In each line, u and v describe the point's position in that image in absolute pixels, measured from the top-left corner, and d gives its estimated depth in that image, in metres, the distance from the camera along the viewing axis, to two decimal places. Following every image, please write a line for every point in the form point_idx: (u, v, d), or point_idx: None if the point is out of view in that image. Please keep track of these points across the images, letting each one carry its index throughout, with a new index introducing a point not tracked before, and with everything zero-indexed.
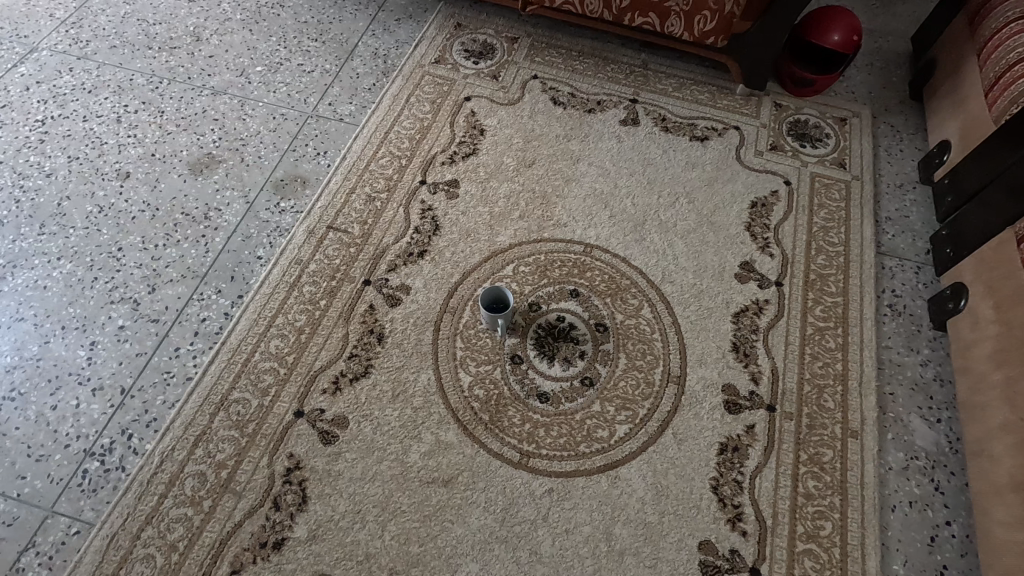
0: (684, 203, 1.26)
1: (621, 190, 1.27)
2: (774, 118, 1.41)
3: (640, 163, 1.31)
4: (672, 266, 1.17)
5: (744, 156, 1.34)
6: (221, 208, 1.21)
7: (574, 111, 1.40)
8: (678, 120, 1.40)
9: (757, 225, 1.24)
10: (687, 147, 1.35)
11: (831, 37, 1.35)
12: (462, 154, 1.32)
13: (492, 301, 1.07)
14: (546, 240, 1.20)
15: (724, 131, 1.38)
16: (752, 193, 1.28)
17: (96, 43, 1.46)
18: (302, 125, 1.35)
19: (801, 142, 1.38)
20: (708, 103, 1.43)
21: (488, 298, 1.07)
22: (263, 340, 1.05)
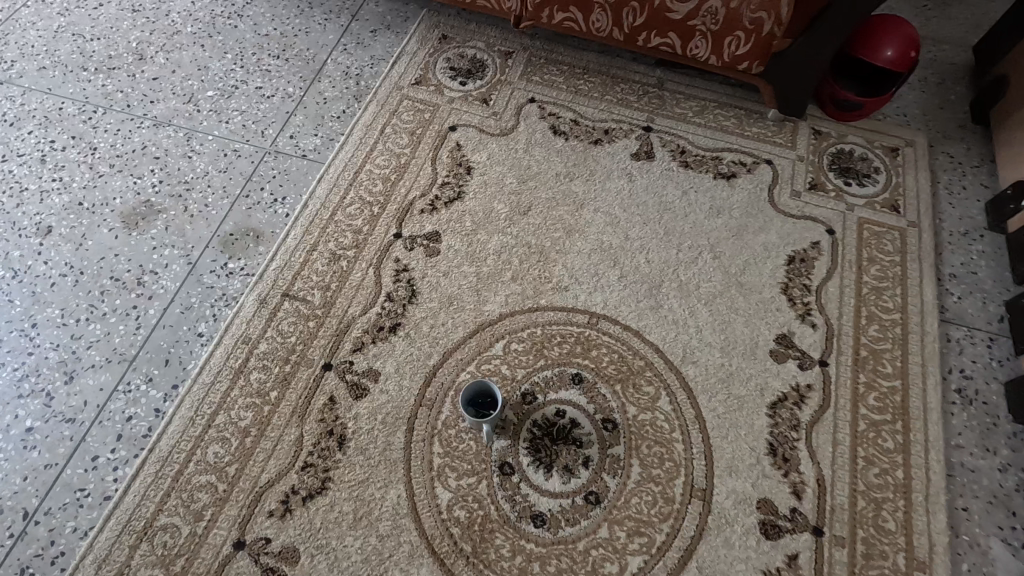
0: (708, 260, 1.06)
1: (633, 243, 1.07)
2: (814, 150, 1.20)
3: (656, 209, 1.11)
4: (694, 342, 0.98)
5: (779, 198, 1.14)
6: (158, 270, 1.02)
7: (577, 143, 1.19)
8: (699, 153, 1.19)
9: (795, 287, 1.04)
10: (711, 187, 1.14)
11: (884, 52, 1.13)
12: (445, 198, 1.11)
13: (477, 396, 0.89)
14: (544, 308, 1.00)
15: (754, 165, 1.17)
16: (789, 246, 1.08)
17: (23, 63, 1.26)
18: (257, 163, 1.15)
19: (846, 178, 1.17)
20: (736, 131, 1.22)
21: (471, 393, 0.88)
22: (199, 446, 0.87)
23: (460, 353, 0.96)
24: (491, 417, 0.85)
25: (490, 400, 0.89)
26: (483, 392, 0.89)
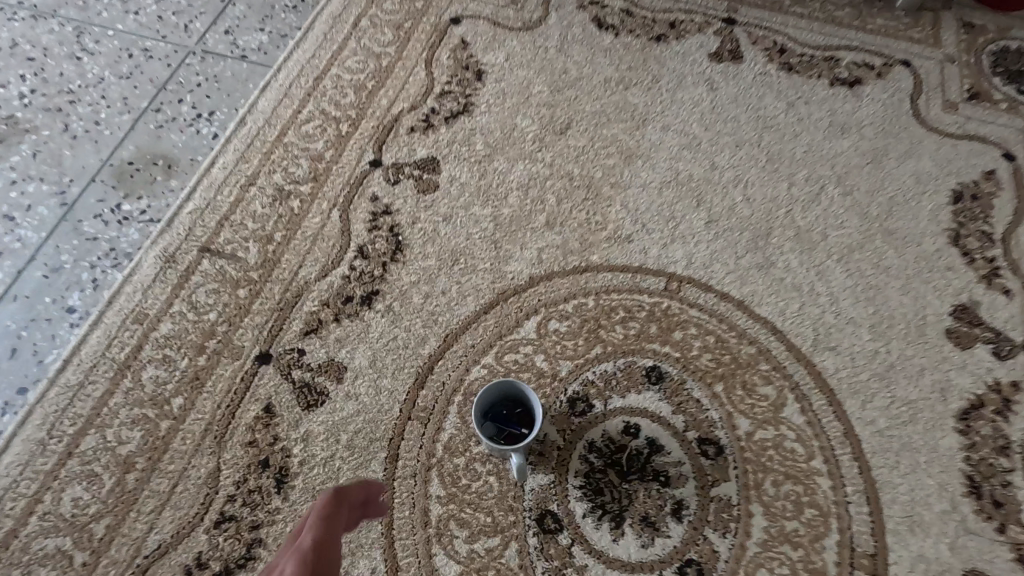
0: (836, 198, 0.72)
1: (723, 174, 0.73)
2: (968, 47, 0.85)
3: (752, 128, 0.77)
4: (829, 318, 0.64)
5: (927, 111, 0.78)
6: (16, 215, 0.68)
7: (632, 39, 0.84)
8: (807, 52, 0.83)
9: (970, 235, 0.69)
10: (828, 97, 0.80)
11: None
12: (447, 113, 0.77)
13: (502, 400, 0.55)
14: (596, 269, 0.66)
15: (885, 69, 0.82)
16: (953, 177, 0.73)
17: None
18: (175, 66, 0.80)
19: (1020, 85, 0.81)
20: (855, 24, 0.86)
21: (491, 396, 0.54)
22: (52, 489, 0.54)
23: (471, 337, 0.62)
24: (522, 443, 0.51)
25: (524, 409, 0.55)
26: (511, 394, 0.55)
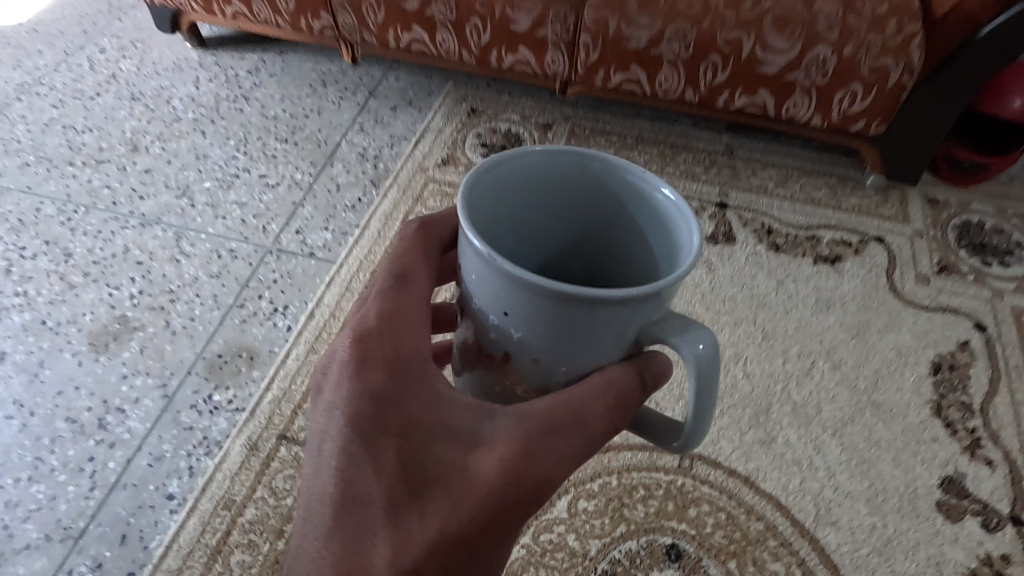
0: (826, 370, 0.82)
1: (724, 352, 0.83)
2: (933, 223, 0.98)
3: (747, 307, 0.88)
4: (829, 493, 0.72)
5: (901, 286, 0.90)
6: (126, 407, 0.81)
7: None
8: (790, 232, 0.97)
9: (951, 406, 0.78)
10: (814, 275, 0.92)
11: (1013, 102, 0.94)
12: None
13: (512, 221, 0.38)
14: (618, 448, 0.75)
15: (861, 245, 0.95)
16: (930, 349, 0.83)
17: (5, 161, 1.12)
18: (256, 265, 0.96)
19: (982, 257, 0.94)
20: (831, 204, 1.01)
21: (508, 182, 0.36)
22: None
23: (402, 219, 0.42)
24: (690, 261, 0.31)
25: (587, 216, 0.39)
26: (534, 197, 0.38)
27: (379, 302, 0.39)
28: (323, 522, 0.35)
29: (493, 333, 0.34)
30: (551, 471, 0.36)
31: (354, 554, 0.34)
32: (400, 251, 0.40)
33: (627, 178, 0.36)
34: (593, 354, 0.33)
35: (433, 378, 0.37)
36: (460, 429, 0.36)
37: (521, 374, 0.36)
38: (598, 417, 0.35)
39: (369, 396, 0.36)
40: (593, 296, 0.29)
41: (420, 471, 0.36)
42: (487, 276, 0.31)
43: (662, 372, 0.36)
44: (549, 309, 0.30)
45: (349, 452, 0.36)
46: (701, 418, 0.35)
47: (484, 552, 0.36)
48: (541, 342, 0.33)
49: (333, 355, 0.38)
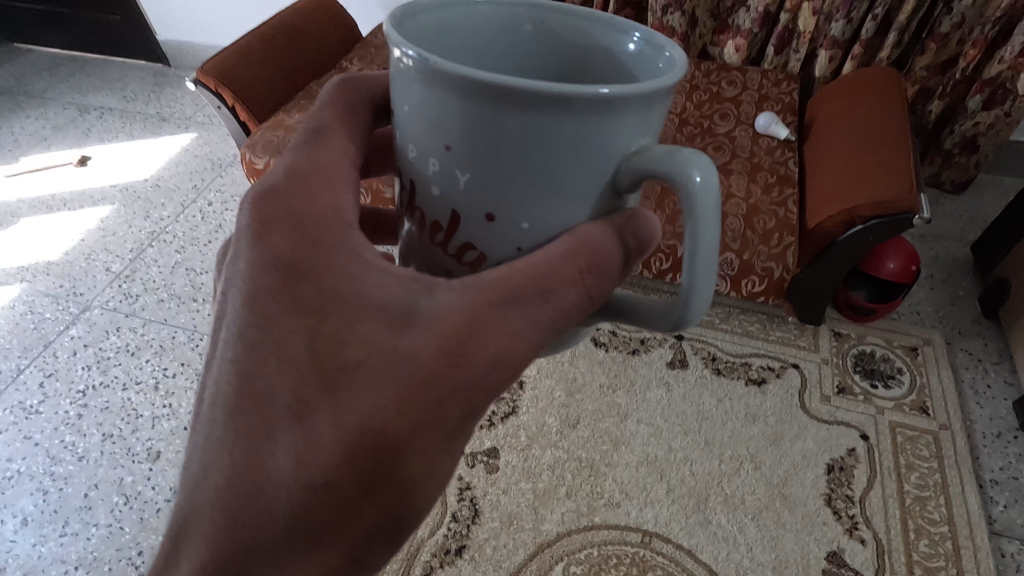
0: (750, 469, 1.13)
1: (677, 454, 1.16)
2: (836, 351, 1.32)
3: (694, 419, 1.21)
4: (747, 561, 1.02)
5: (809, 403, 1.23)
6: None
7: (616, 352, 1.33)
8: (729, 359, 1.31)
9: (838, 498, 1.09)
10: (745, 393, 1.25)
11: (887, 265, 1.28)
12: (501, 413, 1.22)
13: (468, 58, 0.43)
14: (599, 527, 1.07)
15: (782, 370, 1.29)
16: (826, 453, 1.15)
17: (146, 297, 1.51)
18: None
19: (871, 380, 1.27)
20: (761, 336, 1.35)
21: (463, 31, 0.41)
22: None
23: (321, 105, 0.46)
24: (680, 73, 0.33)
25: (567, 65, 0.44)
26: (489, 48, 0.43)
27: (290, 174, 0.41)
28: (241, 421, 0.38)
29: (435, 174, 0.34)
30: (507, 346, 0.36)
31: (281, 449, 0.37)
32: (321, 127, 0.44)
33: (597, 30, 0.41)
34: (550, 186, 0.33)
35: (348, 241, 0.39)
36: (377, 300, 0.37)
37: (474, 239, 0.36)
38: (571, 282, 0.35)
39: (279, 261, 0.38)
40: (542, 90, 0.29)
41: (335, 358, 0.36)
42: (420, 89, 0.32)
43: (647, 233, 0.37)
44: (484, 120, 0.31)
45: (259, 335, 0.38)
46: (704, 291, 0.36)
47: (427, 443, 0.37)
48: (485, 172, 0.33)
49: (244, 229, 0.41)
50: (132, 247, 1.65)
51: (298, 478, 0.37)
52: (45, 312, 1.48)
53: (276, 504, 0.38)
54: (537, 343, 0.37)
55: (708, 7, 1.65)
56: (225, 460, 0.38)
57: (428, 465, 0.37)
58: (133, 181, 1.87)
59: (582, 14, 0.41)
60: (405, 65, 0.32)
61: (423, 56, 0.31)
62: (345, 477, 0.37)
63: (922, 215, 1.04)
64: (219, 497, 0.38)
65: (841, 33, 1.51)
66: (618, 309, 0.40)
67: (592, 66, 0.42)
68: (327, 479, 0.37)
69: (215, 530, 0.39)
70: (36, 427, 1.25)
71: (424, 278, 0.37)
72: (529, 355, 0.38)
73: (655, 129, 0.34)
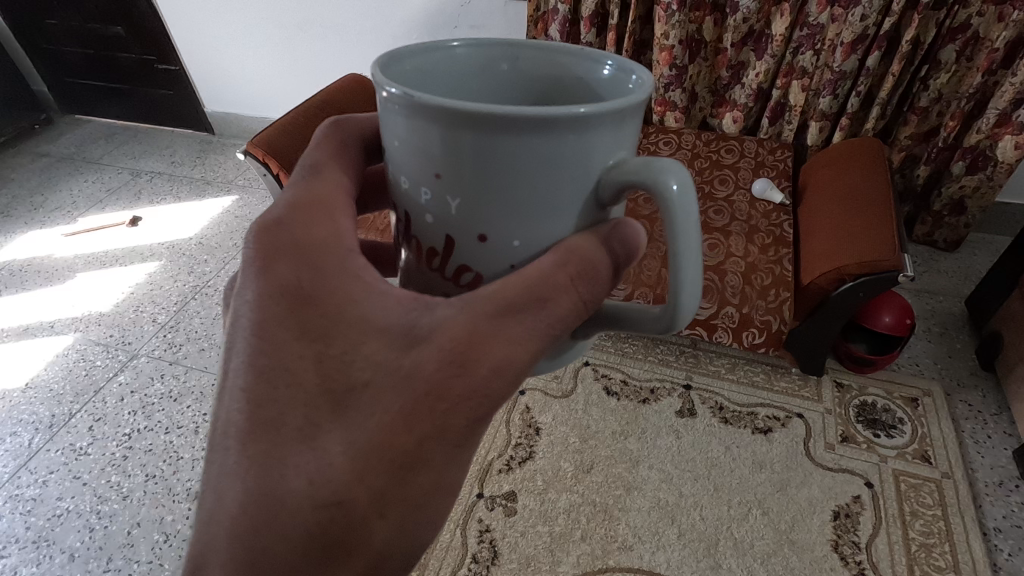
0: (758, 514, 1.18)
1: (687, 500, 1.21)
2: (839, 402, 1.38)
3: (703, 465, 1.27)
4: None
5: (814, 452, 1.28)
6: None
7: (627, 401, 1.40)
8: (736, 408, 1.37)
9: (845, 544, 1.13)
10: (752, 441, 1.31)
11: (883, 318, 1.35)
12: (519, 459, 1.29)
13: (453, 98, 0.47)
14: (613, 570, 1.11)
15: (787, 419, 1.35)
16: (832, 499, 1.20)
17: (188, 346, 1.63)
18: None
19: (874, 430, 1.33)
20: (766, 386, 1.42)
21: (440, 68, 0.45)
22: None
23: (315, 142, 0.47)
24: (645, 91, 0.36)
25: (540, 91, 0.47)
26: (470, 82, 0.47)
27: (291, 205, 0.42)
28: (253, 447, 0.38)
29: (428, 202, 0.37)
30: (509, 355, 0.37)
31: (293, 470, 0.37)
32: (316, 161, 0.45)
33: (567, 60, 0.45)
34: (537, 208, 0.36)
35: (347, 265, 0.39)
36: (381, 322, 0.37)
37: (470, 260, 0.39)
38: (564, 291, 0.37)
39: (283, 290, 0.39)
40: (521, 114, 0.31)
41: (342, 380, 0.37)
42: (407, 121, 0.35)
43: (632, 241, 0.39)
44: (470, 148, 0.34)
45: (265, 364, 0.39)
46: (692, 291, 0.38)
47: (435, 453, 0.38)
48: (473, 199, 0.36)
49: (247, 262, 0.41)
50: (176, 300, 1.78)
51: (310, 497, 0.37)
52: (97, 359, 1.60)
53: (290, 529, 0.37)
54: (538, 349, 0.38)
55: (706, 84, 1.83)
56: (238, 488, 0.38)
57: (438, 473, 0.38)
58: (178, 240, 2.03)
59: (551, 46, 0.45)
60: (390, 101, 0.35)
61: (407, 92, 0.34)
62: (357, 493, 0.37)
63: (906, 275, 1.12)
64: (232, 529, 0.38)
65: (829, 107, 1.65)
66: (612, 318, 0.43)
67: (567, 92, 0.46)
68: (338, 494, 0.37)
69: (229, 567, 0.38)
70: (86, 468, 1.34)
71: (425, 298, 0.38)
72: (530, 362, 0.39)
73: (630, 142, 0.37)
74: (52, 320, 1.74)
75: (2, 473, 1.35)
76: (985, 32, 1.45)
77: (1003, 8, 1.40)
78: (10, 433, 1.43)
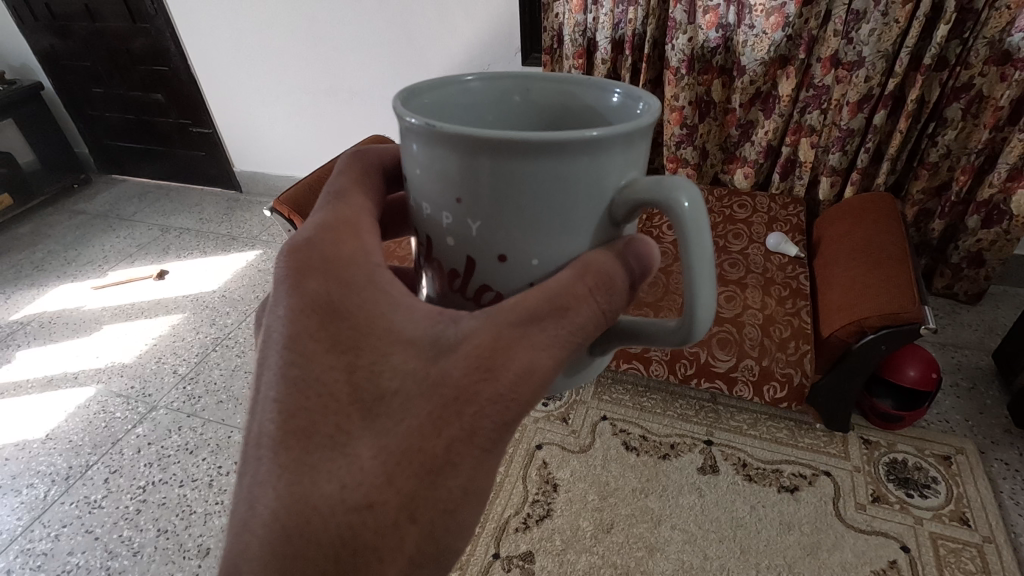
0: None
1: (712, 563, 1.16)
2: (867, 459, 1.33)
3: (728, 526, 1.22)
4: None
5: (845, 512, 1.23)
6: None
7: (647, 457, 1.37)
8: (761, 465, 1.33)
9: None
10: (778, 501, 1.26)
11: (908, 372, 1.33)
12: (536, 517, 1.25)
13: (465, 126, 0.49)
14: None
15: (814, 477, 1.30)
16: (867, 564, 1.14)
17: (207, 397, 1.64)
18: None
19: (906, 489, 1.27)
20: (791, 442, 1.38)
21: (453, 102, 0.48)
22: None
23: (337, 174, 0.50)
24: (653, 114, 0.38)
25: (552, 115, 0.50)
26: (484, 113, 0.50)
27: (318, 227, 0.43)
28: (286, 455, 0.39)
29: (450, 224, 0.39)
30: (534, 361, 0.38)
31: (326, 476, 0.38)
32: (342, 190, 0.48)
33: (576, 88, 0.48)
34: (554, 224, 0.37)
35: (372, 279, 0.41)
36: (408, 334, 0.38)
37: (490, 280, 0.40)
38: (582, 300, 0.38)
39: (314, 305, 0.40)
40: (536, 137, 0.33)
41: (372, 390, 0.38)
42: (428, 149, 0.37)
43: (647, 257, 0.40)
44: (488, 171, 0.35)
45: (293, 379, 0.39)
46: (708, 304, 0.39)
47: (463, 457, 0.38)
48: (493, 221, 0.37)
49: (277, 282, 0.43)
50: (197, 351, 1.81)
51: (343, 500, 0.38)
52: (117, 411, 1.62)
53: (323, 535, 0.38)
54: (561, 357, 0.39)
55: (717, 142, 1.89)
56: (271, 494, 0.38)
57: (468, 477, 0.39)
58: (202, 293, 2.09)
59: (558, 78, 0.48)
60: (410, 129, 0.37)
61: (427, 122, 0.36)
62: (387, 497, 0.38)
63: (928, 327, 1.11)
64: (267, 537, 0.38)
65: (838, 163, 1.69)
66: (629, 331, 0.43)
67: (575, 118, 0.49)
68: (369, 497, 0.38)
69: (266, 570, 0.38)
70: (99, 521, 1.33)
71: (449, 312, 0.39)
72: (554, 368, 0.39)
73: (639, 164, 0.39)
74: (75, 371, 1.77)
75: (15, 526, 1.34)
76: (989, 91, 1.49)
77: (1005, 69, 1.44)
78: (26, 484, 1.43)
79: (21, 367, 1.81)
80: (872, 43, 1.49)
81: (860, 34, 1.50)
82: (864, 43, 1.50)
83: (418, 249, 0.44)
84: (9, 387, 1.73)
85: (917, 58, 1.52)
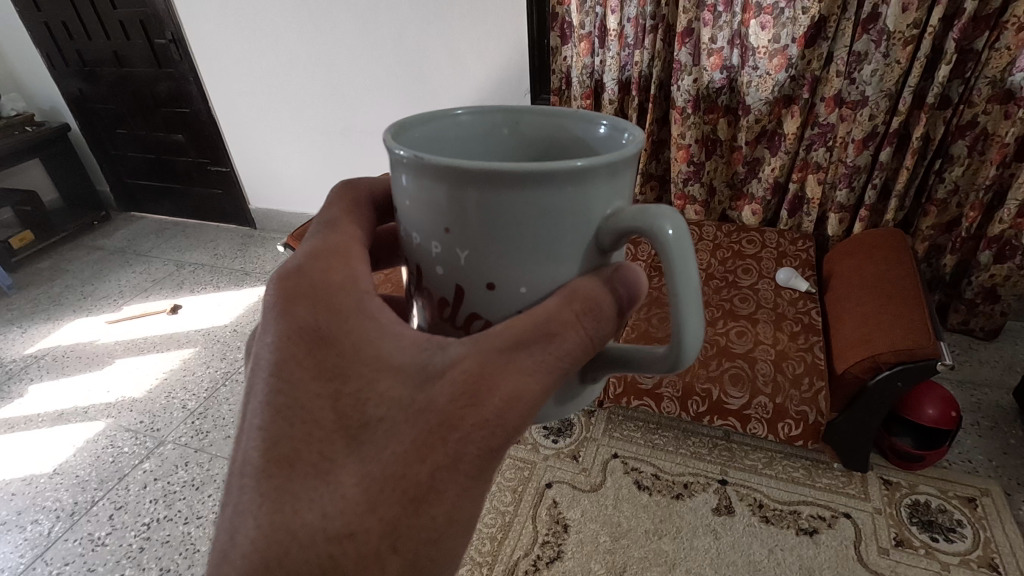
0: None
1: None
2: (888, 501, 1.29)
3: (746, 570, 1.18)
4: None
5: (867, 556, 1.19)
6: None
7: (660, 496, 1.33)
8: (777, 506, 1.29)
9: None
10: (796, 544, 1.22)
11: (926, 410, 1.30)
12: (546, 558, 1.22)
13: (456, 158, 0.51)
14: None
15: (833, 519, 1.26)
16: None
17: (214, 432, 1.63)
18: None
19: (931, 533, 1.23)
20: (807, 482, 1.34)
21: (444, 136, 0.49)
22: None
23: (329, 203, 0.51)
24: (637, 145, 0.39)
25: (543, 147, 0.51)
26: (474, 145, 0.51)
27: (310, 254, 0.44)
28: (267, 483, 0.38)
29: (438, 254, 0.40)
30: (520, 388, 0.38)
31: (308, 504, 0.38)
32: (334, 219, 0.49)
33: (565, 121, 0.49)
34: (540, 252, 0.38)
35: (363, 305, 0.41)
36: (395, 361, 0.39)
37: (478, 308, 0.41)
38: (569, 327, 0.39)
39: (303, 331, 0.40)
40: (520, 170, 0.34)
41: (358, 416, 0.38)
42: (417, 181, 0.38)
43: (633, 285, 0.41)
44: (475, 201, 0.36)
45: (281, 406, 0.39)
46: (694, 330, 0.39)
47: (450, 483, 0.38)
48: (481, 249, 0.38)
49: (267, 310, 0.43)
50: (207, 386, 1.81)
51: (324, 528, 0.37)
52: (125, 446, 1.62)
53: (301, 564, 0.37)
54: (549, 383, 0.40)
55: (724, 179, 1.91)
56: (251, 524, 0.38)
57: (454, 504, 0.39)
58: (213, 327, 2.11)
59: (547, 110, 0.50)
60: (400, 162, 0.39)
61: (415, 155, 0.37)
62: (370, 525, 0.37)
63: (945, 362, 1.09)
64: (244, 570, 0.37)
65: (846, 200, 1.70)
66: (617, 358, 0.43)
67: (563, 149, 0.50)
68: (351, 524, 0.37)
69: None
70: (102, 559, 1.31)
71: (437, 339, 0.39)
72: (542, 394, 0.39)
73: (625, 193, 0.40)
74: (86, 406, 1.78)
75: (18, 564, 1.32)
76: (994, 129, 1.50)
77: (1009, 107, 1.45)
78: (31, 521, 1.42)
79: (32, 401, 1.82)
80: (874, 82, 1.52)
81: (862, 74, 1.53)
82: (866, 83, 1.53)
83: (409, 278, 0.45)
84: (20, 421, 1.74)
85: (919, 97, 1.54)
